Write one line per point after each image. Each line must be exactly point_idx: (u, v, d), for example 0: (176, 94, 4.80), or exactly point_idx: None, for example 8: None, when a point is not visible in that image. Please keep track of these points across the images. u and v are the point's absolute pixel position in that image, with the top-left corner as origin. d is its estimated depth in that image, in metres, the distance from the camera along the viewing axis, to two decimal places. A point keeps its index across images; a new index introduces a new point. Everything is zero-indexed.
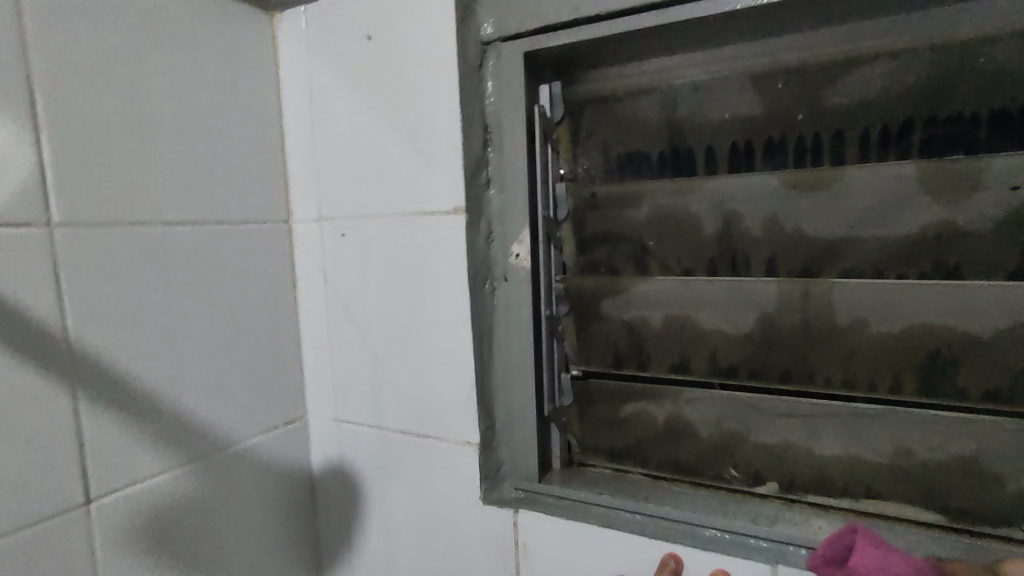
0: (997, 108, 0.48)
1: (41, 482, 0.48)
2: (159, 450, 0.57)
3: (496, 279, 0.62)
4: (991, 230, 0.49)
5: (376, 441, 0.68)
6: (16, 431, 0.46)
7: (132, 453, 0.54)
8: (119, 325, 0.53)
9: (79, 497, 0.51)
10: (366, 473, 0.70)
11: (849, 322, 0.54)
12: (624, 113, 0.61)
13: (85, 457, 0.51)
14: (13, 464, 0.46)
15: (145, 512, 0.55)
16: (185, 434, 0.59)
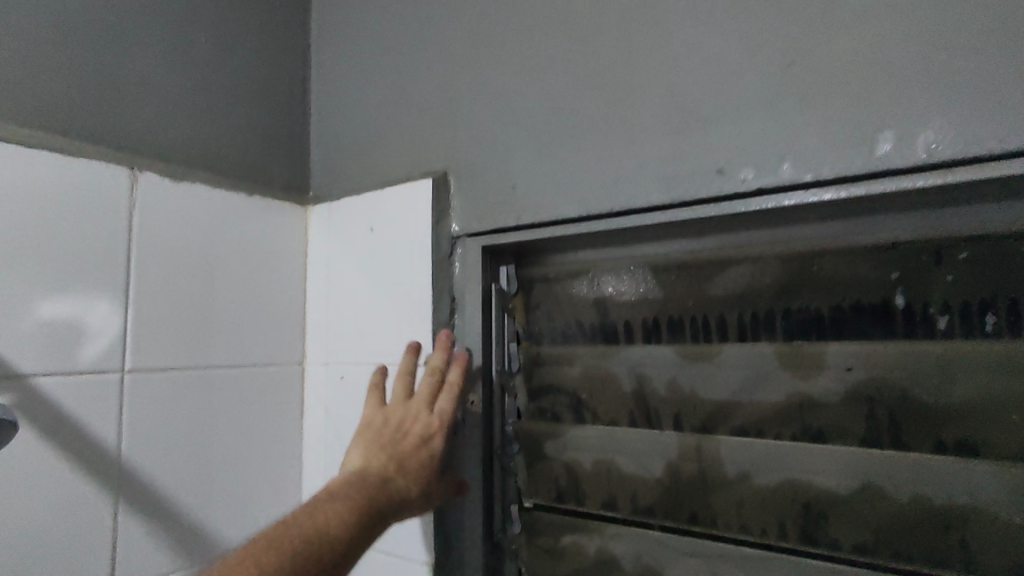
0: (833, 305, 0.60)
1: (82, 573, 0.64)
2: (171, 551, 0.72)
3: (456, 421, 0.77)
4: (838, 402, 0.58)
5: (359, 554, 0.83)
6: (74, 530, 0.63)
7: (150, 552, 0.70)
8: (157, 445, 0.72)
9: None
10: None
11: (735, 475, 0.63)
12: (562, 291, 0.77)
13: (115, 553, 0.67)
14: (67, 556, 0.63)
15: None
16: (191, 539, 0.74)
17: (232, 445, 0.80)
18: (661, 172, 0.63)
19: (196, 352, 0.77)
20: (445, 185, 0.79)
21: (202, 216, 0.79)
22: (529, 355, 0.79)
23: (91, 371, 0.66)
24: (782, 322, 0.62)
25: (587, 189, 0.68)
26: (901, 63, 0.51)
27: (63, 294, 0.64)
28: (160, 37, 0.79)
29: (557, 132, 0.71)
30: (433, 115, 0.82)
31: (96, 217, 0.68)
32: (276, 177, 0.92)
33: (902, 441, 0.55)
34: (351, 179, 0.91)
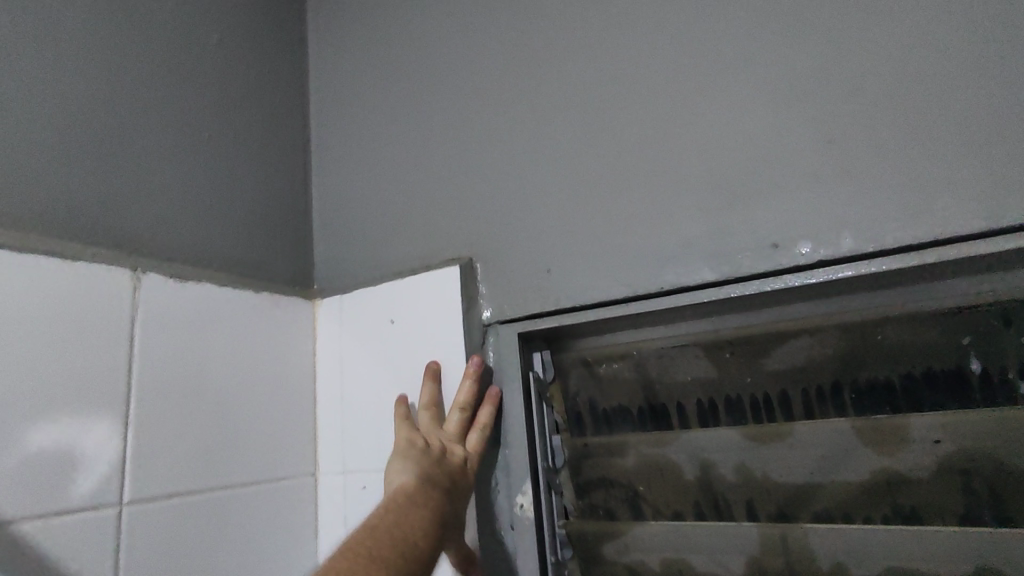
0: (904, 373, 0.58)
1: None
2: None
3: (504, 529, 0.68)
4: (930, 477, 0.55)
5: None
6: None
7: None
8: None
9: None
10: None
11: (827, 566, 0.59)
12: (603, 375, 0.73)
13: None
14: None
15: None
16: None
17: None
18: (711, 248, 0.62)
19: (198, 474, 0.68)
20: (471, 272, 0.76)
21: (207, 318, 0.72)
22: (574, 447, 0.73)
23: (85, 509, 0.57)
24: (851, 394, 0.60)
25: (630, 267, 0.66)
26: (946, 136, 0.53)
27: (56, 419, 0.56)
28: (161, 134, 0.75)
29: (590, 213, 0.69)
30: (452, 202, 0.80)
31: (94, 328, 0.60)
32: (280, 272, 0.87)
33: (1007, 516, 0.52)
34: (359, 268, 0.87)
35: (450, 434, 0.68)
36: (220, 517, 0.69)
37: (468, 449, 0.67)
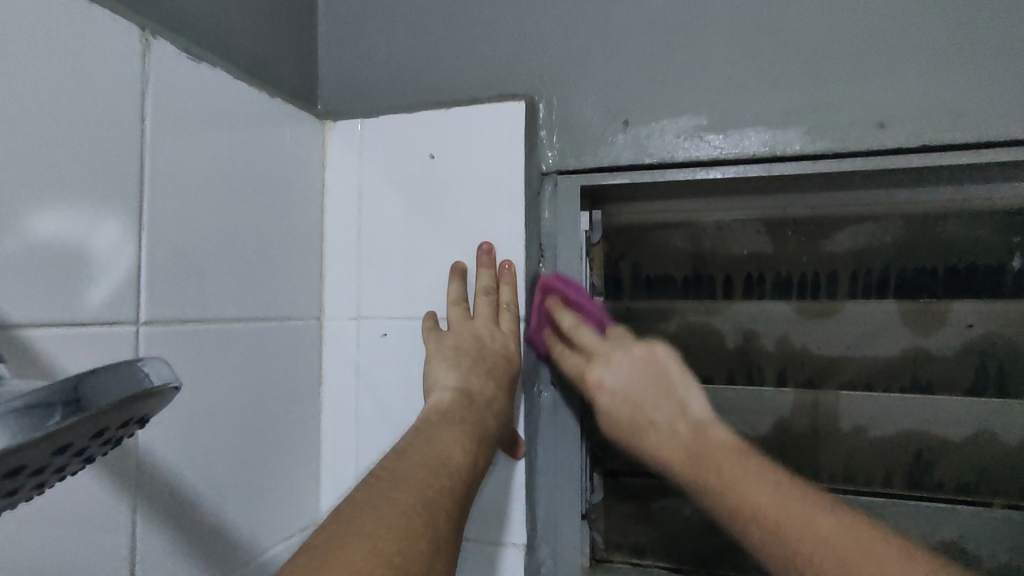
0: (951, 265, 0.62)
1: None
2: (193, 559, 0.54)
3: (544, 383, 0.67)
4: (953, 357, 0.62)
5: None
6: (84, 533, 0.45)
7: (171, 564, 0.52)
8: (179, 422, 0.53)
9: None
10: None
11: (849, 428, 0.64)
12: (654, 241, 0.71)
13: (135, 561, 0.49)
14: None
15: None
16: (213, 539, 0.56)
17: (269, 434, 0.64)
18: (812, 119, 0.59)
19: (214, 302, 0.57)
20: (533, 111, 0.68)
21: (223, 119, 0.59)
22: (614, 311, 0.72)
23: (99, 323, 0.46)
24: (896, 280, 0.64)
25: (721, 128, 0.62)
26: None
27: (60, 207, 0.44)
28: None
29: (684, 62, 0.63)
30: (513, 28, 0.69)
31: (97, 95, 0.46)
32: (286, 81, 0.72)
33: (1005, 391, 0.60)
34: (382, 94, 0.74)
35: (483, 323, 0.64)
36: (237, 352, 0.60)
37: (505, 332, 0.64)
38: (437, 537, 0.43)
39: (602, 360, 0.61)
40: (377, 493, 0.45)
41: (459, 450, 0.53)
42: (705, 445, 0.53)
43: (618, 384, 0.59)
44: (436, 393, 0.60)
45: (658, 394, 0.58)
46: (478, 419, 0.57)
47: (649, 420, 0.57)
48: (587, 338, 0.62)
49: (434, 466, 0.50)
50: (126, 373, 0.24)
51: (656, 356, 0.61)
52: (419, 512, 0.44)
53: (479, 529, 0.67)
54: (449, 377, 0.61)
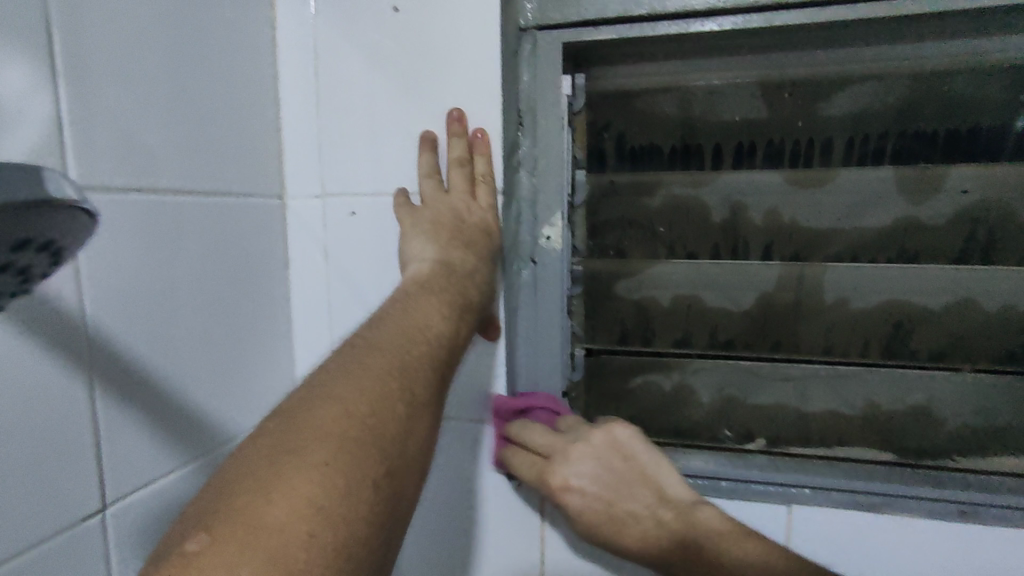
0: (952, 129, 0.59)
1: (57, 472, 0.44)
2: (161, 439, 0.52)
3: (525, 262, 0.64)
4: (944, 226, 0.60)
5: None
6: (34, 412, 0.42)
7: (138, 444, 0.50)
8: (139, 300, 0.50)
9: (91, 484, 0.46)
10: None
11: (832, 301, 0.63)
12: (641, 108, 0.66)
13: (100, 440, 0.47)
14: (23, 453, 0.42)
15: (150, 504, 0.52)
16: (182, 419, 0.55)
17: (241, 310, 0.62)
18: None
19: (159, 171, 0.52)
20: None
21: None
22: (597, 185, 0.68)
23: None
24: (894, 146, 0.60)
25: None
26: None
27: None
28: None
29: None
30: None
31: None
32: None
33: (991, 258, 0.60)
34: None
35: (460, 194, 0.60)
36: (195, 228, 0.56)
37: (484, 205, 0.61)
38: (414, 400, 0.42)
39: (561, 459, 0.56)
40: (351, 359, 0.42)
41: (438, 314, 0.51)
42: (695, 532, 0.53)
43: (585, 484, 0.56)
44: (411, 267, 0.58)
45: (629, 484, 0.56)
46: (458, 289, 0.55)
47: (626, 512, 0.55)
48: (540, 439, 0.59)
49: (410, 333, 0.47)
50: (12, 179, 0.20)
51: (617, 438, 0.57)
52: (393, 375, 0.41)
53: (459, 407, 0.67)
54: (427, 251, 0.58)
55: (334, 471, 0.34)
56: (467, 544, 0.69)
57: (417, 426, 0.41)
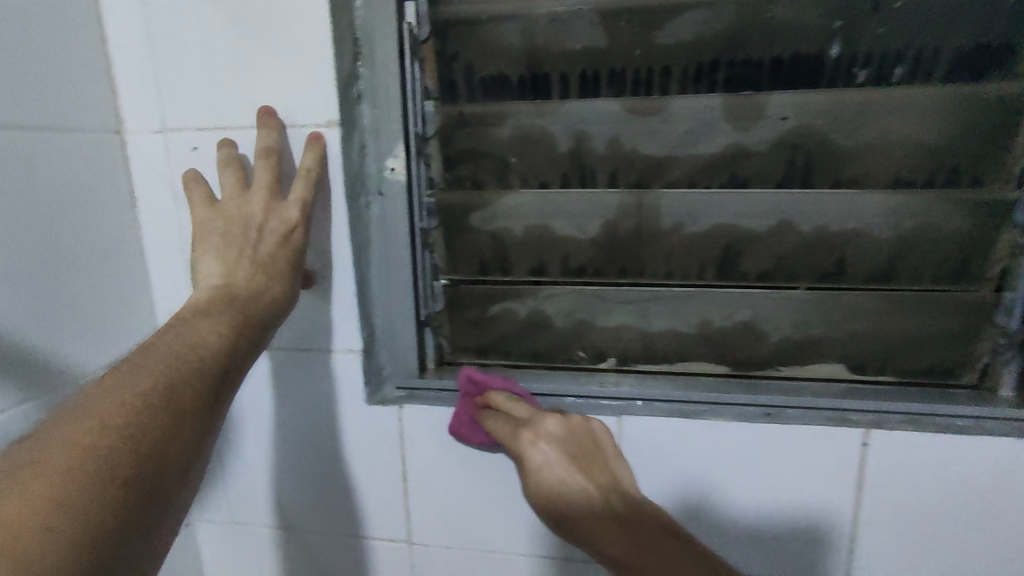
0: (775, 56, 0.61)
1: None
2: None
3: (372, 194, 0.65)
4: (767, 151, 0.63)
5: (279, 365, 0.71)
6: None
7: None
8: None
9: None
10: (264, 400, 0.73)
11: (668, 226, 0.67)
12: (488, 36, 0.65)
13: None
14: None
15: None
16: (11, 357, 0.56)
17: (72, 259, 0.62)
18: None
19: None
20: None
21: None
22: (448, 116, 0.68)
23: None
24: (725, 74, 0.62)
25: None
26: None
27: None
28: None
29: None
30: None
31: None
32: None
33: (809, 181, 0.64)
34: None
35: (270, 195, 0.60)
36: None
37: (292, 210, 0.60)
38: (179, 417, 0.46)
39: (536, 427, 0.59)
40: (92, 398, 0.44)
41: (210, 340, 0.51)
42: (575, 513, 0.55)
43: (551, 453, 0.57)
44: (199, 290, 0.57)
45: (576, 466, 0.57)
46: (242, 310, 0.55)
47: (566, 487, 0.56)
48: (523, 408, 0.62)
49: (169, 362, 0.48)
50: None
51: (594, 428, 0.60)
52: (118, 417, 0.43)
53: (319, 338, 0.69)
54: (214, 270, 0.57)
55: (45, 478, 0.37)
56: (337, 467, 0.73)
57: (178, 440, 0.45)
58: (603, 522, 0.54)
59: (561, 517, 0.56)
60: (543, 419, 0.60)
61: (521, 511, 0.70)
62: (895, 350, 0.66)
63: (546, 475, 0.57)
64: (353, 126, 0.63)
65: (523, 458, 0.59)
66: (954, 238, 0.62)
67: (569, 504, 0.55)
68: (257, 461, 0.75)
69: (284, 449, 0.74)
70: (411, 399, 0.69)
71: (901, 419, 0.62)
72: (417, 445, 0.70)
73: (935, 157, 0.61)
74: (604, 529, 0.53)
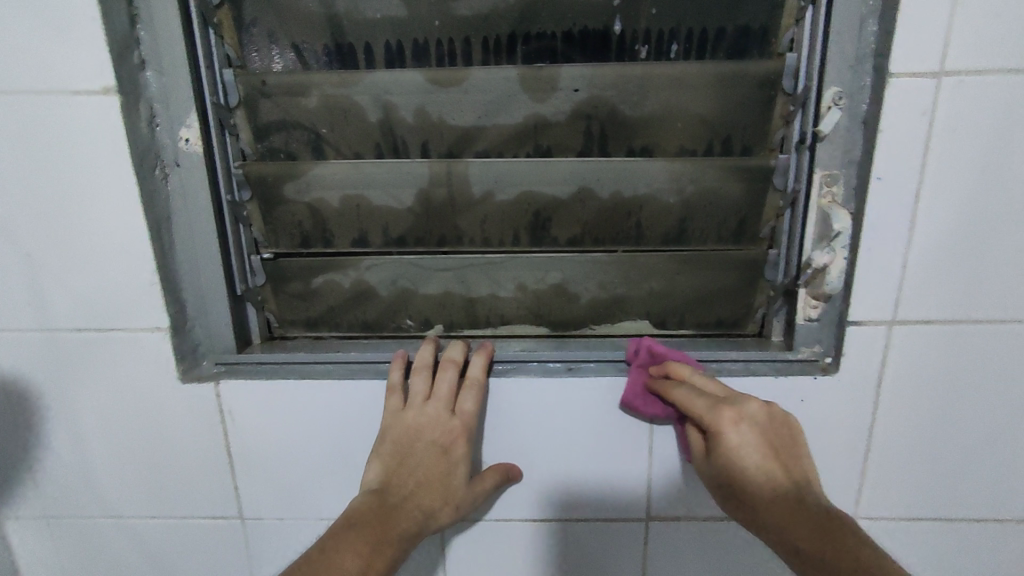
0: (566, 31, 0.64)
1: None
2: None
3: (168, 166, 0.64)
4: (565, 121, 0.67)
5: (81, 348, 0.67)
6: None
7: None
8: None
9: None
10: (68, 388, 0.69)
11: (480, 194, 0.69)
12: (284, 3, 0.63)
13: None
14: None
15: None
16: None
17: None
18: None
19: None
20: None
21: None
22: (249, 85, 0.65)
23: None
24: (522, 47, 0.65)
25: None
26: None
27: None
28: None
29: None
30: None
31: None
32: None
33: (607, 150, 0.68)
34: None
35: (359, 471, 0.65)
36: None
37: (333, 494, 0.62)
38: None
39: (739, 410, 0.60)
40: None
41: (350, 561, 0.58)
42: (790, 511, 0.57)
43: (747, 438, 0.59)
44: None
45: (775, 457, 0.59)
46: (377, 526, 0.60)
47: (764, 476, 0.58)
48: (711, 385, 0.63)
49: None
50: None
51: (778, 415, 0.61)
52: None
53: (123, 318, 0.67)
54: (372, 477, 0.65)
55: None
56: (159, 449, 0.71)
57: None
58: (815, 511, 0.57)
59: (737, 491, 0.59)
60: (744, 400, 0.61)
61: (350, 474, 0.72)
62: (688, 305, 0.73)
63: (739, 455, 0.59)
64: (137, 94, 0.62)
65: (717, 434, 0.60)
66: (732, 202, 0.68)
67: (761, 485, 0.58)
68: (71, 452, 0.71)
69: (98, 437, 0.71)
70: (231, 373, 0.69)
71: None
72: (239, 419, 0.70)
73: (710, 128, 0.67)
74: (809, 528, 0.55)
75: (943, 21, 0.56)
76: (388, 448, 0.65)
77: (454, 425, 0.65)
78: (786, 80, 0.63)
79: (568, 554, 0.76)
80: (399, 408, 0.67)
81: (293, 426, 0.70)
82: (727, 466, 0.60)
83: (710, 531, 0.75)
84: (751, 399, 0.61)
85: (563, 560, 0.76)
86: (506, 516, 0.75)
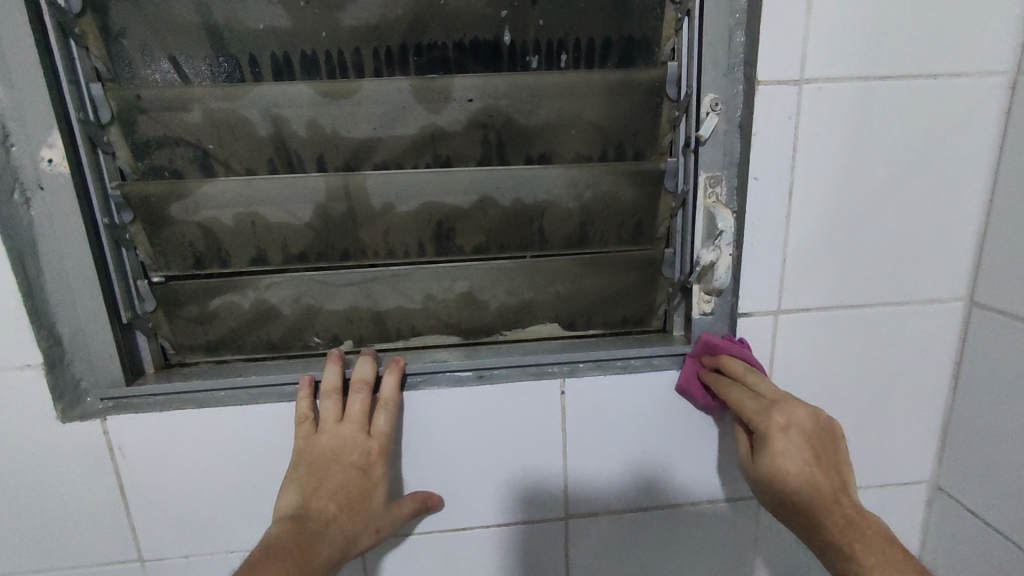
0: (457, 42, 0.64)
1: None
2: None
3: (30, 190, 0.59)
4: (462, 131, 0.67)
5: None
6: None
7: None
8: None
9: None
10: None
11: (380, 207, 0.69)
12: (156, 14, 0.60)
13: None
14: None
15: None
16: None
17: None
18: None
19: None
20: None
21: None
22: (122, 100, 0.62)
23: None
24: (414, 58, 0.64)
25: None
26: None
27: None
28: None
29: None
30: None
31: None
32: None
33: (506, 158, 0.69)
34: None
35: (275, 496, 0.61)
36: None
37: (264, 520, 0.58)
38: None
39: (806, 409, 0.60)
40: None
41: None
42: (819, 510, 0.57)
43: (803, 437, 0.59)
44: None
45: (826, 458, 0.59)
46: (304, 547, 0.56)
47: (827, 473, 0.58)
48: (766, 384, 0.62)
49: None
50: None
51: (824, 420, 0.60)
52: None
53: None
54: (289, 502, 0.61)
55: None
56: (42, 496, 0.65)
57: None
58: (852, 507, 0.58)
59: (782, 492, 0.59)
60: (794, 405, 0.60)
61: (260, 503, 0.69)
62: (594, 306, 0.75)
63: (793, 460, 0.58)
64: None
65: (768, 437, 0.59)
66: (627, 205, 0.71)
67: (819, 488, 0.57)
68: None
69: None
70: (120, 409, 0.64)
71: (592, 365, 0.71)
72: (131, 455, 0.66)
73: (603, 134, 0.69)
74: (853, 519, 0.57)
75: (799, 32, 0.61)
76: (304, 473, 0.62)
77: (373, 446, 0.64)
78: (668, 87, 0.67)
79: (492, 559, 0.77)
80: (311, 433, 0.64)
81: (194, 458, 0.67)
82: (780, 472, 0.58)
83: (626, 524, 0.77)
84: (798, 405, 0.60)
85: (486, 563, 0.77)
86: (427, 528, 0.75)
